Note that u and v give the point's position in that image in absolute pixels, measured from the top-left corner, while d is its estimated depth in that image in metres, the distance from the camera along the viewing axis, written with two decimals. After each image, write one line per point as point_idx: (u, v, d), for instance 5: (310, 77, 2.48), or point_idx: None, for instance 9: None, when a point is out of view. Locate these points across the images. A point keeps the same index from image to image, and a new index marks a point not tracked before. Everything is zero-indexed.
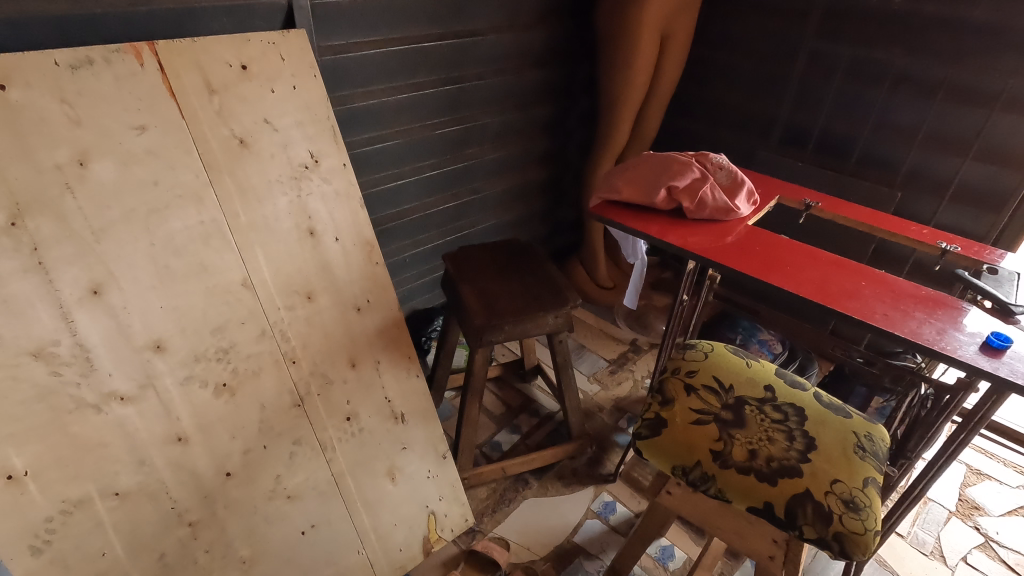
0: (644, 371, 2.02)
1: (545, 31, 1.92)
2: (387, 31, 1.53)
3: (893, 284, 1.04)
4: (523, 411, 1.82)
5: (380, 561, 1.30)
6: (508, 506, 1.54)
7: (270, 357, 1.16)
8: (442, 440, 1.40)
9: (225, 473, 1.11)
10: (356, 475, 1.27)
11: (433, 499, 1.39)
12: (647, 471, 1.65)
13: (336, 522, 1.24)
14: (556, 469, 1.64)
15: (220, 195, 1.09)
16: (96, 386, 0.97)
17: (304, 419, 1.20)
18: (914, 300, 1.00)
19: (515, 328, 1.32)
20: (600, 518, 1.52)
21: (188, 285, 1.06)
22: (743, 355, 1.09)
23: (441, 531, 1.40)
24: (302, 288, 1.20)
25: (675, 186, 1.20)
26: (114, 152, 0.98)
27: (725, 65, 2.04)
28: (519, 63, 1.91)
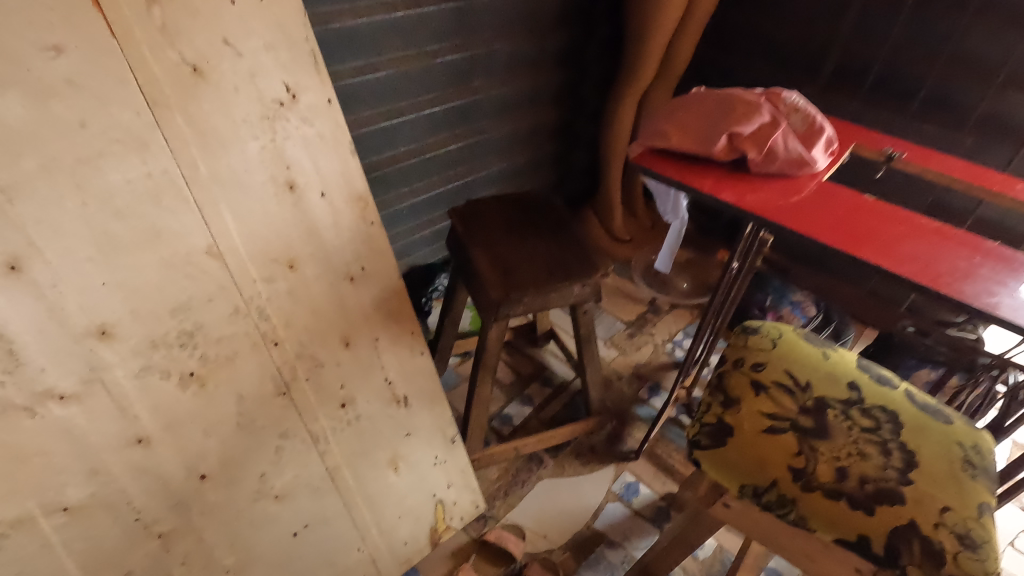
0: (665, 336, 1.85)
1: None
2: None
3: (1012, 260, 0.84)
4: (535, 379, 1.67)
5: (383, 557, 1.18)
6: (521, 488, 1.40)
7: (247, 340, 0.96)
8: (451, 423, 1.24)
9: (200, 476, 0.94)
10: (356, 466, 1.11)
11: (441, 487, 1.25)
12: (672, 450, 1.51)
13: (333, 520, 1.10)
14: (573, 445, 1.50)
15: (171, 140, 0.85)
16: (25, 384, 0.77)
17: (292, 409, 1.02)
18: None
19: (536, 301, 1.14)
20: (622, 501, 1.39)
21: (136, 255, 0.84)
22: (817, 341, 0.91)
23: (450, 519, 1.27)
24: (282, 256, 0.98)
25: (738, 133, 0.98)
26: (19, 82, 0.72)
27: None
28: None
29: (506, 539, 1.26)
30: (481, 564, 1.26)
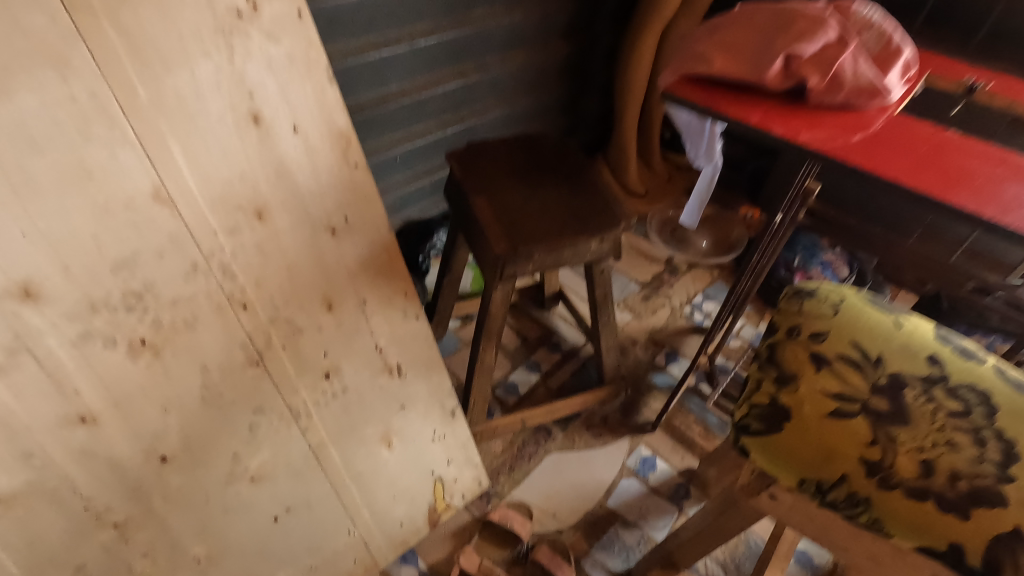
0: (682, 298, 1.70)
1: None
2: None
3: None
4: (542, 344, 1.54)
5: (376, 539, 1.07)
6: (528, 463, 1.29)
7: (209, 302, 0.82)
8: (450, 394, 1.11)
9: (159, 458, 0.81)
10: (344, 443, 0.99)
11: (440, 464, 1.13)
12: (691, 422, 1.39)
13: (319, 503, 0.98)
14: (583, 416, 1.38)
15: (96, 53, 0.66)
16: None
17: (267, 381, 0.89)
18: None
19: (548, 259, 0.99)
20: (638, 477, 1.28)
21: (62, 198, 0.68)
22: (885, 306, 0.76)
23: (449, 497, 1.15)
24: (248, 202, 0.82)
25: (796, 55, 0.80)
26: None
27: None
28: None
29: (512, 519, 1.15)
30: (485, 546, 1.15)
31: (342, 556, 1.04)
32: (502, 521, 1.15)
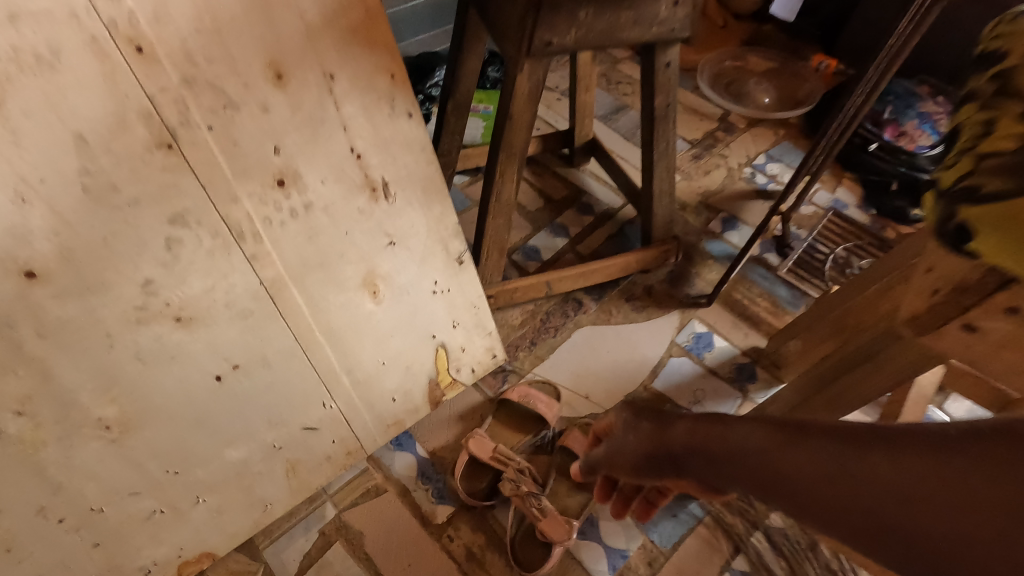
0: (742, 159, 1.39)
1: None
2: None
3: None
4: (569, 206, 1.25)
5: (362, 416, 0.84)
6: (553, 337, 1.03)
7: (76, 31, 0.51)
8: (457, 235, 0.83)
9: (25, 274, 0.54)
10: (310, 283, 0.72)
11: (443, 327, 0.87)
12: (755, 295, 1.12)
13: (279, 362, 0.73)
14: (622, 285, 1.11)
15: None
16: None
17: (189, 178, 0.61)
18: None
19: (596, 24, 0.70)
20: (692, 357, 1.02)
21: None
22: None
23: (455, 369, 0.91)
24: None
25: None
26: None
27: None
28: None
29: (537, 401, 0.90)
30: (501, 432, 0.91)
31: (316, 434, 0.80)
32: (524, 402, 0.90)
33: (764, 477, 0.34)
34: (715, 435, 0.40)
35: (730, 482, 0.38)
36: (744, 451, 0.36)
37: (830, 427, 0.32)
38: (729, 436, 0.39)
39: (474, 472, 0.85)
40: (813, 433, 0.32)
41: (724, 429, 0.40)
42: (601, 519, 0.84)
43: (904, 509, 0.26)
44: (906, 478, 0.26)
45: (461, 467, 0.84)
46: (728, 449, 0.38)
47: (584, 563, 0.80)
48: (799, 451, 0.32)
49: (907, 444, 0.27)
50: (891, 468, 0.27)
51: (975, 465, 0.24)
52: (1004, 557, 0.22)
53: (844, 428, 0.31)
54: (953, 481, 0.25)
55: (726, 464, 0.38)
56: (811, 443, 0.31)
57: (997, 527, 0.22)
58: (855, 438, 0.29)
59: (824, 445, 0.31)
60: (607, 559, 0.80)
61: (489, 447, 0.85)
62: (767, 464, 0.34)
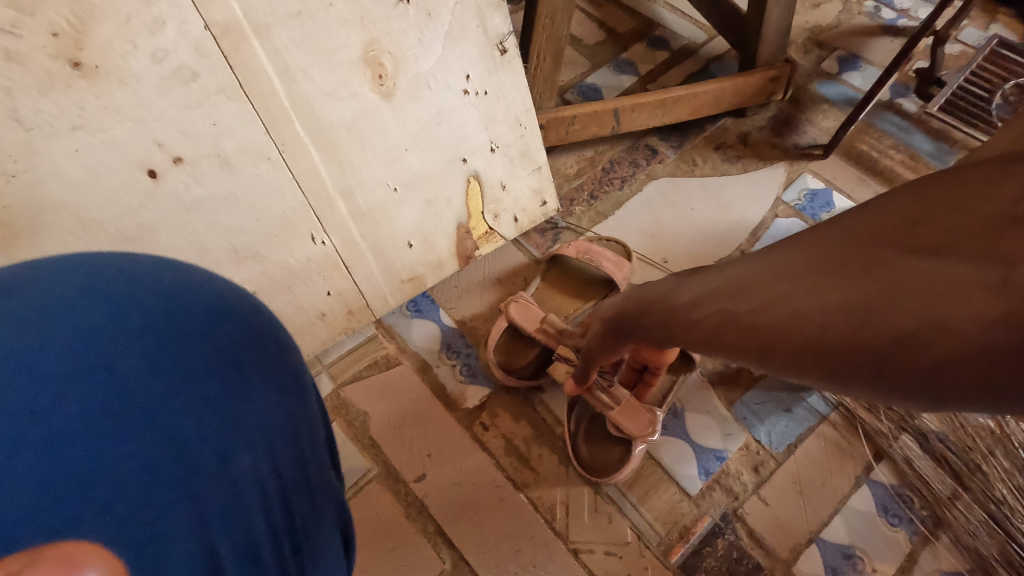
0: None
1: None
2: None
3: None
4: (637, 39, 0.97)
5: (368, 264, 0.62)
6: (619, 190, 0.79)
7: None
8: (498, 5, 0.58)
9: None
10: (283, 42, 0.48)
11: (478, 149, 0.63)
12: (886, 147, 0.85)
13: (246, 164, 0.51)
14: (709, 131, 0.85)
15: None
16: None
17: None
18: None
19: None
20: (805, 218, 0.77)
21: None
22: None
23: (492, 215, 0.68)
24: None
25: None
26: None
27: None
28: None
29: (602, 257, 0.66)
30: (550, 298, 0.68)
31: (305, 282, 0.59)
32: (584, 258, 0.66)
33: (659, 319, 0.34)
34: (634, 301, 0.39)
35: (643, 336, 0.37)
36: (657, 303, 0.35)
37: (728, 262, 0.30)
38: (643, 296, 0.38)
39: (512, 345, 0.63)
40: (713, 268, 0.31)
41: (639, 294, 0.39)
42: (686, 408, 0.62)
43: (740, 304, 0.25)
44: (742, 280, 0.25)
45: (496, 334, 0.62)
46: (640, 306, 0.37)
47: (664, 465, 0.59)
48: (694, 283, 0.31)
49: (771, 248, 0.26)
50: (746, 270, 0.26)
51: (798, 246, 0.23)
52: (791, 322, 0.22)
53: (726, 261, 0.29)
54: (775, 271, 0.23)
55: (636, 322, 0.38)
56: (705, 278, 0.30)
57: (790, 297, 0.22)
58: (736, 261, 0.29)
59: (710, 276, 0.30)
60: (696, 461, 0.59)
61: (537, 317, 0.60)
62: (663, 306, 0.34)
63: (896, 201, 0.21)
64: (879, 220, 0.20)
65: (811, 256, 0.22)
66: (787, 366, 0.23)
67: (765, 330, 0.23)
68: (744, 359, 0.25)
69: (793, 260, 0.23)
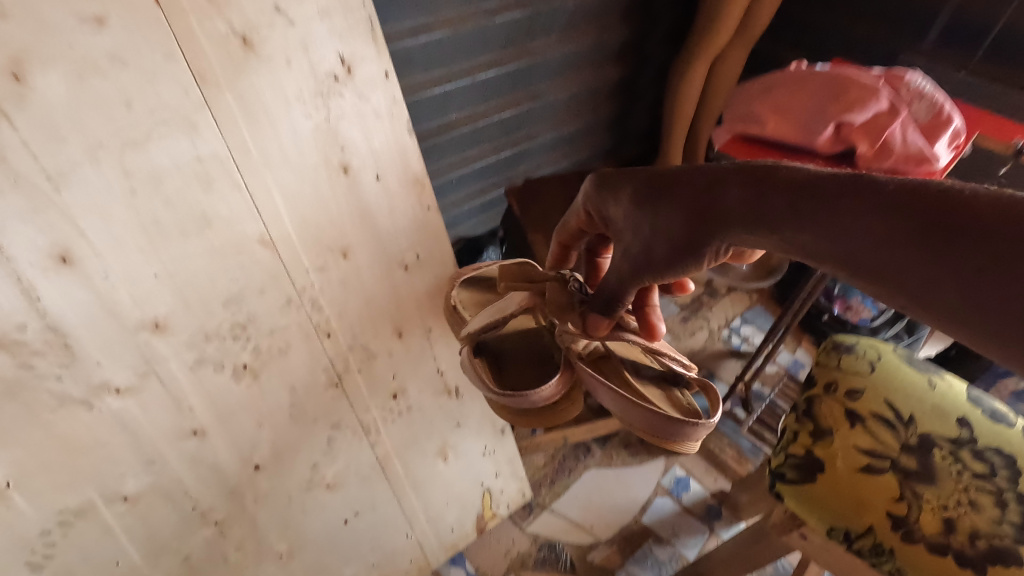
0: (720, 322, 1.76)
1: None
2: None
3: None
4: None
5: (431, 542, 1.20)
6: (567, 477, 1.40)
7: (299, 331, 0.93)
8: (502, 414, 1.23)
9: (254, 466, 0.93)
10: (407, 456, 1.11)
11: (490, 476, 1.25)
12: (725, 445, 1.47)
13: (383, 507, 1.10)
14: (622, 436, 1.47)
15: (220, 118, 0.79)
16: (82, 378, 0.76)
17: (344, 401, 1.00)
18: None
19: None
20: (671, 496, 1.37)
21: (185, 243, 0.80)
22: (920, 366, 0.86)
23: (496, 505, 1.28)
24: (335, 244, 0.94)
25: (844, 123, 0.91)
26: (63, 58, 0.67)
27: None
28: None
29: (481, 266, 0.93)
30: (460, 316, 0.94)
31: (401, 555, 1.16)
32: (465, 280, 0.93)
33: (798, 211, 0.44)
34: (682, 176, 0.53)
35: (766, 205, 0.46)
36: (809, 192, 0.44)
37: (880, 194, 0.39)
38: (717, 201, 0.50)
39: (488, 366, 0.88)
40: (864, 195, 0.40)
41: (686, 246, 0.53)
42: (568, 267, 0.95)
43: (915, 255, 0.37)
44: (856, 236, 0.41)
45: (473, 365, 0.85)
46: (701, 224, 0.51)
47: None
48: (836, 204, 0.42)
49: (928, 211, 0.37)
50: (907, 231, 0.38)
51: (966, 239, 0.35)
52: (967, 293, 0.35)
53: (811, 193, 0.43)
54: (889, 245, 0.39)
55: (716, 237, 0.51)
56: (856, 203, 0.41)
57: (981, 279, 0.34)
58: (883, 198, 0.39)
59: (796, 209, 0.44)
60: None
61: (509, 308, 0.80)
62: (813, 208, 0.43)
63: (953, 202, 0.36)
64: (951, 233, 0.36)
65: (908, 236, 0.38)
66: (955, 315, 0.36)
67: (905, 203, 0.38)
68: (849, 262, 0.42)
69: (895, 239, 0.38)
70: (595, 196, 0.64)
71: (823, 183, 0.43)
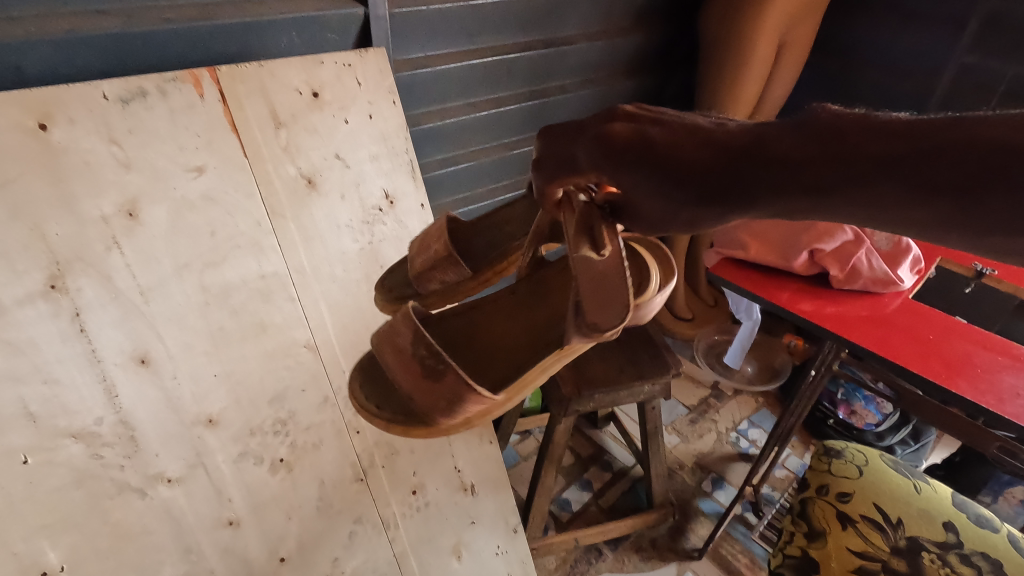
0: (728, 424, 1.81)
1: (651, 33, 1.57)
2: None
3: (1013, 350, 0.93)
4: (593, 463, 1.67)
5: None
6: None
7: (332, 427, 1.02)
8: (513, 512, 1.27)
9: (279, 559, 0.96)
10: (424, 554, 1.13)
11: None
12: (737, 551, 1.47)
13: None
14: (633, 539, 1.48)
15: (283, 243, 0.96)
16: (140, 467, 0.83)
17: (367, 495, 1.06)
18: (1013, 366, 0.90)
19: (607, 398, 1.15)
20: None
21: (243, 347, 0.92)
22: (905, 470, 0.93)
23: None
24: (369, 348, 1.07)
25: (818, 250, 1.06)
26: (166, 198, 0.84)
27: (863, 63, 1.73)
28: (624, 70, 1.58)
29: (402, 351, 0.66)
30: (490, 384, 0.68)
31: None
32: (432, 378, 0.63)
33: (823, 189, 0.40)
34: (687, 145, 0.46)
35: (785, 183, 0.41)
36: (826, 167, 0.40)
37: (906, 163, 0.37)
38: (730, 172, 0.43)
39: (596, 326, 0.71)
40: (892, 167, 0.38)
41: (713, 217, 0.46)
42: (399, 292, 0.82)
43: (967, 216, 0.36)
44: (899, 205, 0.38)
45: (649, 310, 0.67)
46: (740, 201, 0.43)
47: None
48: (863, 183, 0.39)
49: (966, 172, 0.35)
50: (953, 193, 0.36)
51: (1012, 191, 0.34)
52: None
53: (844, 147, 0.39)
54: (938, 191, 0.36)
55: (739, 216, 0.45)
56: (887, 178, 0.38)
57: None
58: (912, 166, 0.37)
59: (826, 173, 0.40)
60: None
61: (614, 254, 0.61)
62: (834, 183, 0.40)
63: (995, 127, 0.35)
64: (1013, 154, 0.34)
65: (964, 172, 0.36)
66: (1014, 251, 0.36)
67: (940, 167, 0.36)
68: (888, 224, 0.39)
69: (948, 178, 0.36)
70: (586, 151, 0.52)
71: (851, 135, 0.40)
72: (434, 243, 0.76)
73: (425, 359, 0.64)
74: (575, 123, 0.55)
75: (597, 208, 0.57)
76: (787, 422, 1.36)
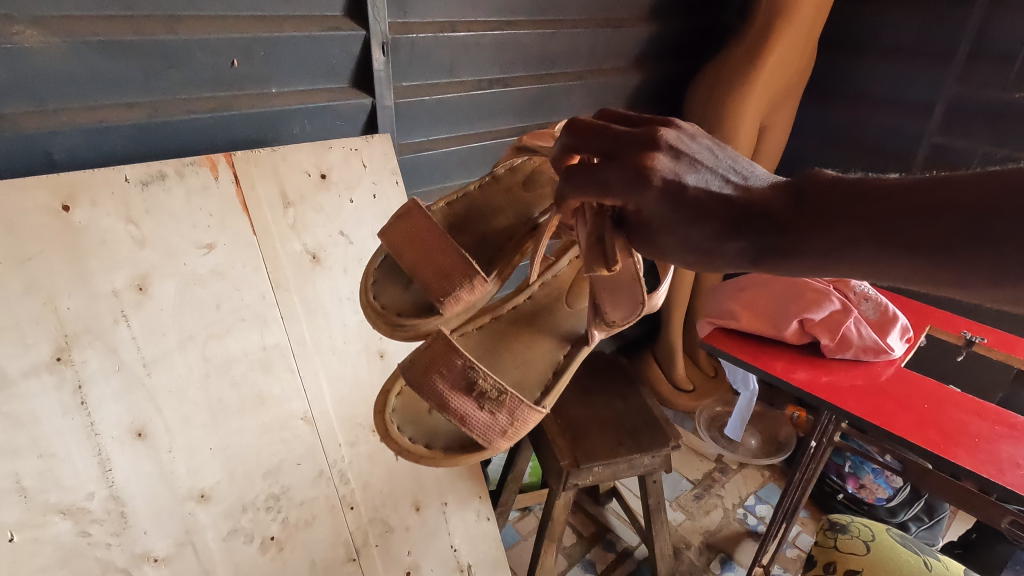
0: (735, 499, 1.75)
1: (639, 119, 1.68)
2: (478, 76, 1.25)
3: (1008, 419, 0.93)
4: (595, 542, 1.60)
5: None
6: None
7: (326, 503, 1.00)
8: None
9: None
10: None
11: None
12: None
13: None
14: None
15: (285, 316, 0.99)
16: (127, 546, 0.81)
17: None
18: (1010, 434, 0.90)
19: (607, 471, 1.14)
20: None
21: (241, 419, 0.93)
22: (916, 546, 0.90)
23: None
24: (367, 421, 1.07)
25: (808, 318, 1.08)
26: (176, 273, 0.88)
27: (841, 144, 1.84)
28: None
29: (451, 396, 0.63)
30: (524, 387, 0.73)
31: None
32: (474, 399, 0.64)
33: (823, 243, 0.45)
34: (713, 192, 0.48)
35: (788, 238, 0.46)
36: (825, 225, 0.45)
37: (893, 222, 0.43)
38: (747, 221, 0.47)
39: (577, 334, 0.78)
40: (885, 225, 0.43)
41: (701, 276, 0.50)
42: (392, 309, 0.69)
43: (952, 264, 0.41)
44: (895, 254, 0.43)
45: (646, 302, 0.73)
46: (753, 255, 0.48)
47: None
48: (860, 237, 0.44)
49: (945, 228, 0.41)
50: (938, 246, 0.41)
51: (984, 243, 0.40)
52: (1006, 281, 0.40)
53: (841, 210, 0.45)
54: (923, 245, 0.42)
55: None
56: (880, 232, 0.43)
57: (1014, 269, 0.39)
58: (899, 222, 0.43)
59: (827, 229, 0.45)
60: None
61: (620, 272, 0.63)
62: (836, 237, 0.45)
63: (965, 192, 0.41)
64: (982, 213, 0.40)
65: (941, 231, 0.41)
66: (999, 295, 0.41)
67: (924, 225, 0.42)
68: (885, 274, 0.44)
69: (929, 236, 0.41)
70: (618, 171, 0.50)
71: (846, 197, 0.45)
72: (440, 262, 0.68)
73: (484, 399, 0.64)
74: (608, 138, 0.52)
75: (607, 217, 0.55)
76: (791, 495, 1.32)
